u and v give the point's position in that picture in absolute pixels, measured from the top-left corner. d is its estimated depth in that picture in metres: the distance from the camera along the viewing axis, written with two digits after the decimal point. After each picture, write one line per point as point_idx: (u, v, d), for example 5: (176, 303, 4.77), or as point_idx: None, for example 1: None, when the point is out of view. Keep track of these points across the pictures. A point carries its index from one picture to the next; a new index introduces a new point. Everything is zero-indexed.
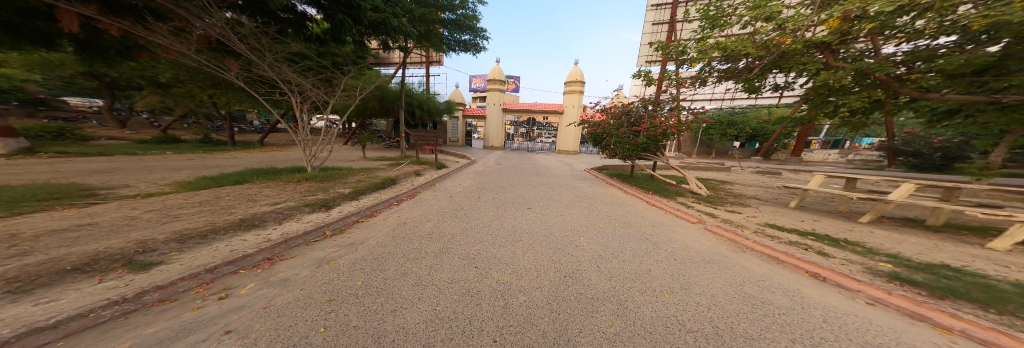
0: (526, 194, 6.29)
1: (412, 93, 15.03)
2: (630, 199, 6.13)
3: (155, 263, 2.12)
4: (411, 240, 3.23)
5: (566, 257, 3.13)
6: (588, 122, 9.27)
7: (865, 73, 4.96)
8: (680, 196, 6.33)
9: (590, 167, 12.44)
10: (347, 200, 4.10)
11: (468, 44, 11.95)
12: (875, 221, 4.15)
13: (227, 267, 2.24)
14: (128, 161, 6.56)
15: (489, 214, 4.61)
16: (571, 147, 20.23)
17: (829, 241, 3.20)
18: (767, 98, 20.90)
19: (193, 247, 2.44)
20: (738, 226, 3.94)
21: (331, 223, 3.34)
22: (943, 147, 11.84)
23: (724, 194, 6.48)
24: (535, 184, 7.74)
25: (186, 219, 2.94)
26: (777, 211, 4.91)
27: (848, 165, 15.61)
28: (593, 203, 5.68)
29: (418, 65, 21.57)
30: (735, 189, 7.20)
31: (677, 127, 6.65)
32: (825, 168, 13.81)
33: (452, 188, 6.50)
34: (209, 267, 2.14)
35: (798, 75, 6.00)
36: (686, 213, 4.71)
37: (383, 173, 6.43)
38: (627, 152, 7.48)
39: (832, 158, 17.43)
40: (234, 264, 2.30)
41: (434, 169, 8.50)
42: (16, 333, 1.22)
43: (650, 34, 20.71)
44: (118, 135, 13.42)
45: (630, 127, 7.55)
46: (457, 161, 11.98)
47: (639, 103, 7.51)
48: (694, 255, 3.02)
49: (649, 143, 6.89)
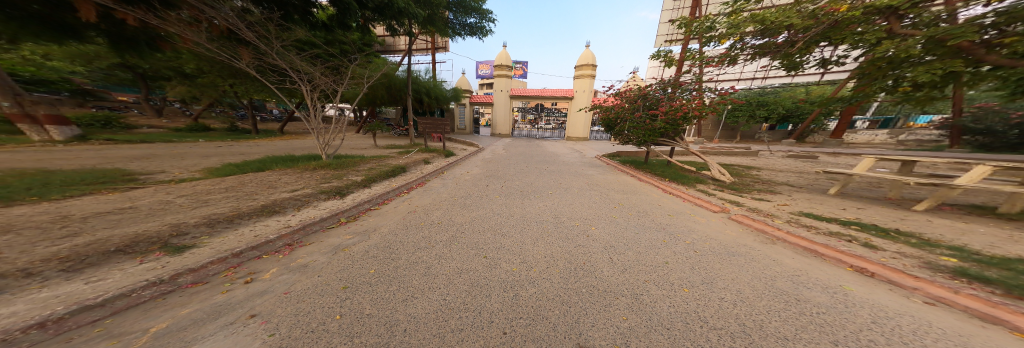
0: (535, 182, 6.16)
1: (420, 81, 15.00)
2: (646, 187, 5.83)
3: (188, 245, 2.22)
4: (422, 229, 3.24)
5: (578, 248, 3.03)
6: (600, 106, 8.81)
7: (939, 41, 4.29)
8: (700, 183, 5.94)
9: (603, 154, 12.00)
10: (360, 188, 4.18)
11: (474, 28, 11.61)
12: (932, 209, 3.66)
13: (252, 252, 2.29)
14: (163, 148, 7.10)
15: (498, 202, 4.56)
16: (583, 133, 19.60)
17: (876, 232, 2.87)
18: (804, 75, 18.93)
19: (221, 231, 2.55)
20: (767, 215, 3.62)
21: (346, 210, 3.39)
22: (1021, 123, 10.20)
23: (750, 181, 5.99)
24: (545, 172, 7.56)
25: (214, 204, 3.10)
26: (812, 199, 4.47)
27: (897, 146, 13.97)
28: (605, 191, 5.47)
29: (424, 51, 21.28)
30: (762, 175, 6.64)
31: (698, 111, 6.17)
32: (869, 150, 12.46)
33: (461, 176, 6.49)
34: (235, 252, 2.19)
35: (859, 53, 5.38)
36: (707, 201, 4.39)
37: (395, 161, 6.52)
38: (642, 138, 7.07)
39: (878, 139, 15.64)
40: (258, 249, 2.35)
41: (443, 157, 8.52)
42: (70, 310, 1.32)
43: (670, 11, 19.15)
44: (156, 124, 14.60)
45: (647, 111, 7.07)
46: (466, 149, 11.98)
47: (657, 87, 6.98)
48: (716, 247, 2.82)
49: (668, 128, 6.45)
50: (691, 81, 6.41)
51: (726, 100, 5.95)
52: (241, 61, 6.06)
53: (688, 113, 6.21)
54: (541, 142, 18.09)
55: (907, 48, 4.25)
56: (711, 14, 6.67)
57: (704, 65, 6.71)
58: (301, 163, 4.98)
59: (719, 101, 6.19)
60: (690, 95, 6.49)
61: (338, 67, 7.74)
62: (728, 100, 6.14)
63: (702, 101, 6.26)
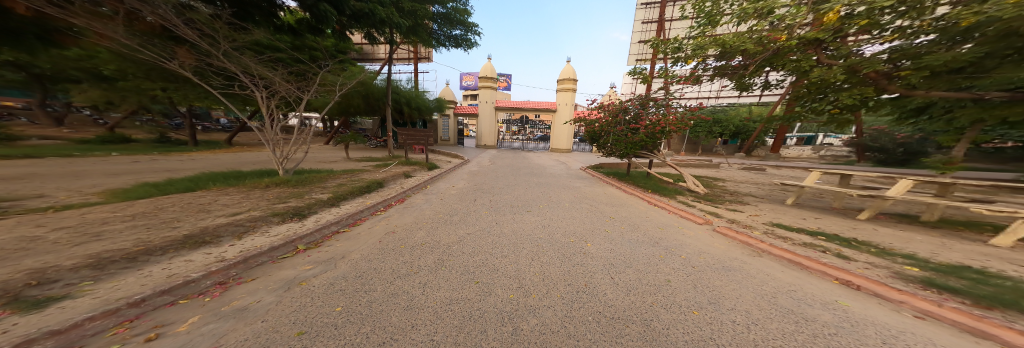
0: (524, 196, 5.96)
1: (400, 90, 14.24)
2: (631, 199, 5.94)
3: (48, 300, 1.23)
4: (402, 252, 2.80)
5: (577, 268, 2.85)
6: (584, 119, 9.04)
7: (855, 70, 4.98)
8: (679, 194, 6.23)
9: (585, 166, 12.32)
10: (325, 207, 3.43)
11: (458, 40, 11.45)
12: (873, 218, 4.15)
13: (162, 299, 1.40)
14: (56, 165, 5.61)
15: (487, 219, 4.26)
16: (563, 145, 20.13)
17: (840, 241, 3.12)
18: (749, 96, 21.68)
19: (118, 273, 1.53)
20: (747, 226, 3.79)
21: (303, 235, 2.57)
22: (905, 142, 12.67)
23: (722, 192, 6.43)
24: (533, 185, 7.43)
25: (51, 242, 1.85)
26: (776, 208, 4.87)
27: (820, 160, 16.50)
28: (594, 204, 5.45)
29: (405, 61, 20.64)
30: (731, 187, 7.21)
31: (672, 125, 6.59)
32: (803, 164, 14.48)
33: (446, 190, 6.06)
34: (134, 301, 1.30)
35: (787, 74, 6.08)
36: (691, 213, 4.55)
37: (369, 175, 5.89)
38: (624, 151, 7.34)
39: (807, 154, 18.36)
40: (171, 293, 1.46)
41: (424, 169, 8.00)
42: None
43: (639, 33, 21.05)
44: (53, 135, 11.83)
45: (628, 125, 7.38)
46: (449, 161, 11.48)
47: (635, 101, 7.37)
48: (713, 262, 2.82)
49: (647, 140, 6.78)
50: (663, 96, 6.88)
51: (699, 115, 6.43)
52: (177, 62, 5.14)
53: (665, 127, 6.56)
54: (525, 153, 18.16)
55: (834, 75, 4.77)
56: (680, 37, 7.31)
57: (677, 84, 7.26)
58: (254, 178, 4.23)
59: (690, 115, 6.71)
60: (663, 109, 6.93)
61: (303, 71, 7.00)
62: (697, 116, 6.68)
63: (676, 116, 6.69)
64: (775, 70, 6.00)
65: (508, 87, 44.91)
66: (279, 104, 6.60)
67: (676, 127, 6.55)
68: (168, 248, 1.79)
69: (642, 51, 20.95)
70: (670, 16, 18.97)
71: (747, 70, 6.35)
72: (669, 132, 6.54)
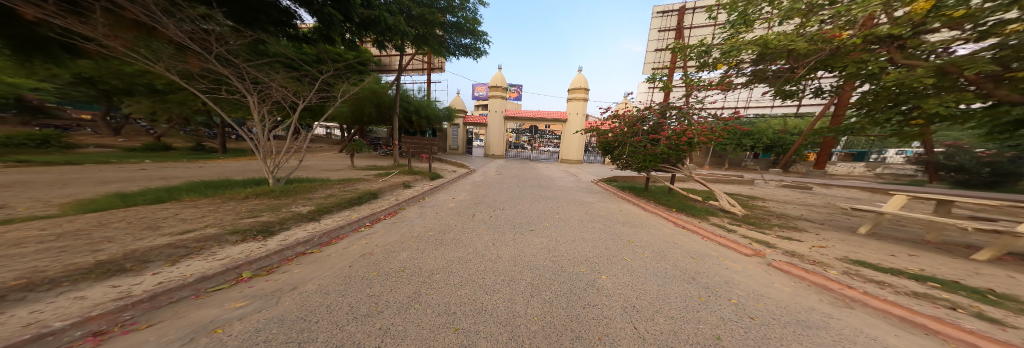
0: (528, 211, 5.44)
1: (412, 99, 14.46)
2: (653, 218, 5.16)
3: None
4: (371, 284, 2.33)
5: (589, 311, 2.20)
6: (596, 129, 8.36)
7: (947, 71, 4.03)
8: (712, 215, 5.32)
9: (599, 178, 11.51)
10: (301, 223, 3.09)
11: (468, 49, 11.42)
12: (997, 260, 3.08)
13: None
14: (80, 171, 5.83)
15: (483, 239, 3.73)
16: (575, 156, 19.33)
17: (965, 292, 2.23)
18: (782, 105, 19.83)
19: None
20: (814, 264, 2.90)
21: (257, 259, 2.21)
22: (992, 162, 10.49)
23: (764, 214, 5.45)
24: (541, 199, 6.82)
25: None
26: (846, 239, 3.87)
27: (874, 179, 14.38)
28: (607, 224, 4.76)
29: (420, 72, 21.18)
30: (772, 208, 6.15)
31: (703, 132, 5.68)
32: (856, 183, 12.62)
33: (445, 202, 5.67)
34: None
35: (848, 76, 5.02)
36: (732, 241, 3.70)
37: (365, 185, 5.60)
38: (643, 163, 6.58)
39: (857, 171, 16.14)
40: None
41: (427, 180, 7.69)
42: None
43: (655, 41, 20.04)
44: (106, 143, 13.00)
45: (647, 135, 6.64)
46: (455, 171, 11.16)
47: (655, 109, 6.63)
48: (779, 313, 2.03)
49: (671, 151, 5.96)
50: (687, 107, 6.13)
51: (744, 117, 5.39)
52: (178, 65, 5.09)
53: (695, 135, 5.61)
54: (535, 164, 17.61)
55: (920, 78, 3.87)
56: (705, 38, 6.63)
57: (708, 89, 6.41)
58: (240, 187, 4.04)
59: (724, 122, 5.79)
60: (690, 118, 6.17)
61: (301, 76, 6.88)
62: (737, 123, 5.73)
63: (705, 123, 5.81)
64: (828, 73, 5.12)
65: (522, 98, 45.05)
66: (272, 109, 6.53)
67: (706, 137, 5.64)
68: (62, 281, 1.47)
69: (659, 58, 20.12)
70: (690, 22, 18.14)
71: (795, 79, 5.56)
72: (699, 144, 5.67)
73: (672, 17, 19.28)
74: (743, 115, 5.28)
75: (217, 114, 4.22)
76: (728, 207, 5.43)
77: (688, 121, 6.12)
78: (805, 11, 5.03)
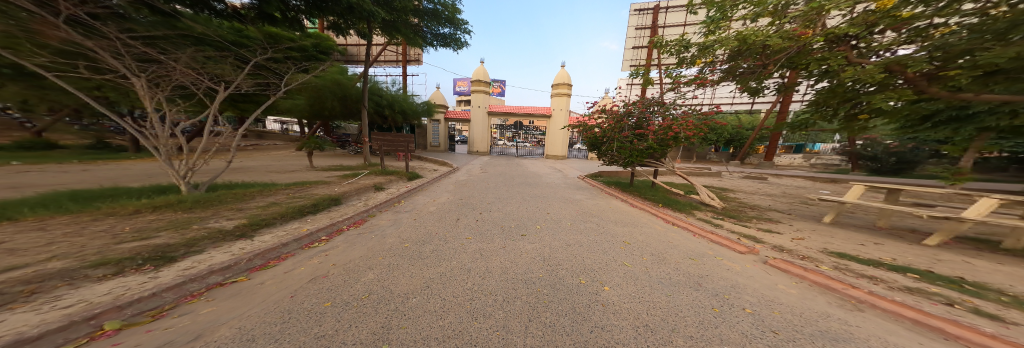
0: (517, 213, 5.01)
1: (382, 91, 13.15)
2: (643, 216, 5.05)
3: None
4: (322, 318, 1.73)
5: (601, 332, 1.86)
6: (582, 124, 8.24)
7: (891, 70, 4.37)
8: (696, 209, 5.43)
9: (583, 174, 11.58)
10: (224, 242, 2.32)
11: (447, 39, 10.61)
12: (945, 244, 3.38)
13: None
14: None
15: (469, 249, 3.24)
16: (558, 151, 19.48)
17: (945, 282, 2.29)
18: (740, 103, 21.87)
19: None
20: (805, 258, 2.88)
21: (145, 299, 1.51)
22: (898, 152, 12.33)
23: (740, 206, 5.71)
24: (529, 198, 6.45)
25: None
26: (819, 229, 4.06)
27: (812, 169, 16.45)
28: (600, 225, 4.53)
29: (393, 62, 19.58)
30: (745, 199, 6.53)
31: (686, 126, 5.75)
32: (799, 173, 14.30)
33: (424, 206, 5.03)
34: None
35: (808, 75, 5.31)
36: (723, 237, 3.65)
37: (325, 188, 4.74)
38: (629, 159, 6.56)
39: (798, 162, 18.34)
40: None
41: (402, 179, 6.92)
42: None
43: (632, 39, 20.97)
44: None
45: (633, 131, 6.63)
46: (434, 168, 10.37)
47: (642, 105, 6.67)
48: (797, 323, 1.86)
49: (658, 146, 5.99)
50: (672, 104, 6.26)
51: (723, 112, 5.55)
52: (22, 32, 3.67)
53: (680, 130, 5.70)
54: (518, 160, 17.32)
55: (871, 74, 4.05)
56: (687, 34, 6.80)
57: (690, 84, 6.55)
58: (133, 198, 3.07)
59: (704, 117, 5.92)
60: (674, 114, 6.30)
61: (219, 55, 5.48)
62: (715, 118, 5.90)
63: (688, 118, 5.90)
64: (790, 71, 5.37)
65: (504, 94, 44.46)
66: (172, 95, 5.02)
67: (689, 131, 5.72)
68: None
69: (636, 56, 21.04)
70: (663, 22, 19.23)
71: (762, 76, 5.84)
72: (684, 139, 5.75)
73: (647, 16, 20.11)
74: (722, 109, 5.42)
75: (77, 97, 3.12)
76: (710, 201, 5.59)
77: (670, 116, 6.26)
78: (772, 11, 5.27)
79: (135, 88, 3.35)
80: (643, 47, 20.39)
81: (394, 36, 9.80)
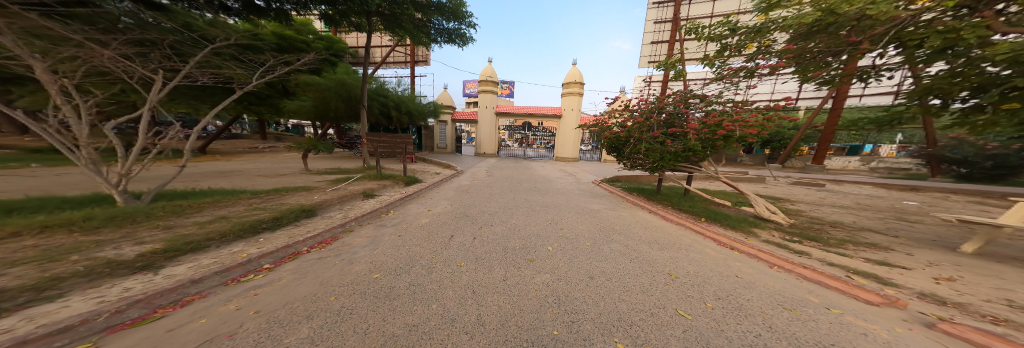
0: (524, 229, 4.20)
1: (388, 92, 12.80)
2: (683, 234, 3.96)
3: None
4: None
5: None
6: (601, 123, 7.14)
7: None
8: (754, 225, 4.21)
9: (599, 178, 10.43)
10: (88, 291, 1.58)
11: (452, 34, 10.23)
12: None
13: None
14: None
15: (456, 289, 2.37)
16: (571, 153, 18.39)
17: None
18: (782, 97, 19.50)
19: None
20: (1003, 322, 1.71)
21: None
22: (997, 155, 10.04)
23: (813, 222, 4.42)
24: (538, 208, 5.58)
25: None
26: (965, 262, 2.78)
27: (874, 174, 14.08)
28: (629, 249, 3.53)
29: (401, 64, 19.46)
30: (813, 213, 5.17)
31: (744, 123, 4.51)
32: (859, 179, 12.18)
33: (415, 218, 4.35)
34: None
35: (895, 55, 4.06)
36: (819, 273, 2.53)
37: (299, 196, 4.08)
38: (659, 163, 5.43)
39: (853, 165, 15.89)
40: None
41: (398, 186, 6.25)
42: None
43: (651, 33, 19.57)
44: (6, 143, 10.61)
45: (665, 129, 5.50)
46: (437, 173, 9.71)
47: (675, 99, 5.55)
48: None
49: (703, 148, 4.76)
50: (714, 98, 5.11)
51: (792, 104, 4.24)
52: None
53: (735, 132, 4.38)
54: (529, 163, 16.42)
55: None
56: (734, 13, 5.59)
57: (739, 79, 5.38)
58: (48, 215, 2.50)
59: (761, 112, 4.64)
60: (718, 108, 5.12)
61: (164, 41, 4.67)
62: (778, 113, 4.62)
63: (742, 113, 4.66)
64: (885, 52, 4.02)
65: (513, 95, 43.82)
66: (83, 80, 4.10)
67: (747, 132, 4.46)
68: None
69: (655, 51, 19.59)
70: (686, 14, 17.77)
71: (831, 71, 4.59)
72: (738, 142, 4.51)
73: (668, 8, 18.65)
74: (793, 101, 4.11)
75: None
76: (768, 215, 4.41)
77: (713, 109, 5.09)
78: None
79: (41, 73, 2.90)
80: (663, 42, 18.95)
81: (404, 36, 10.37)
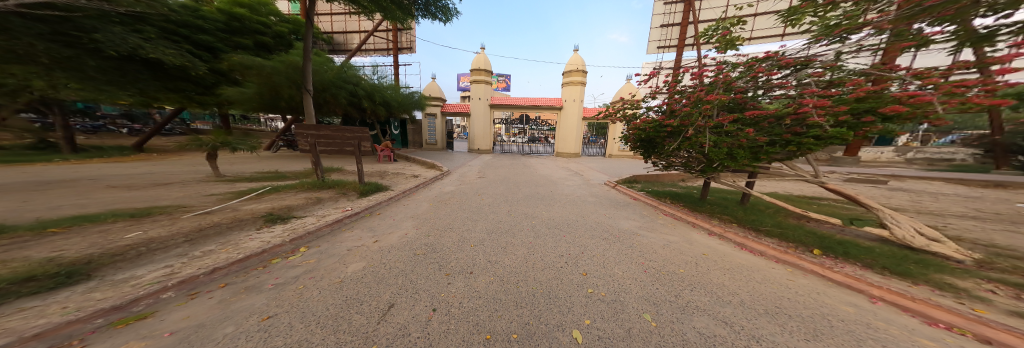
0: (519, 290, 2.37)
1: (360, 79, 10.82)
2: (817, 296, 2.10)
3: None
4: None
5: None
6: (623, 109, 5.34)
7: None
8: (929, 265, 2.44)
9: (612, 177, 8.71)
10: None
11: (432, 4, 8.43)
12: None
13: None
14: None
15: None
16: (573, 148, 16.67)
17: None
18: None
19: None
20: None
21: None
22: None
23: (1007, 256, 2.69)
24: (544, 233, 3.79)
25: None
26: None
27: (917, 166, 12.46)
28: (736, 340, 1.71)
29: (383, 52, 17.36)
30: (958, 231, 3.48)
31: (920, 80, 2.33)
32: (907, 172, 10.59)
33: (337, 266, 2.51)
34: None
35: None
36: None
37: (105, 232, 2.14)
38: (721, 163, 3.56)
39: (887, 156, 14.32)
40: None
41: (348, 198, 4.41)
42: None
43: (661, 15, 17.79)
44: None
45: (742, 113, 3.52)
46: (417, 175, 7.87)
47: (737, 75, 3.66)
48: None
49: (848, 136, 2.56)
50: (801, 73, 3.17)
51: (1006, 64, 2.10)
52: None
53: (918, 104, 2.16)
54: (527, 160, 14.60)
55: None
56: None
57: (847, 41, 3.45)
58: None
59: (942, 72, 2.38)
60: (815, 85, 3.11)
61: None
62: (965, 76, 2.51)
63: (891, 74, 2.59)
64: None
65: (509, 88, 41.40)
66: None
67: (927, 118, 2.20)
68: None
69: (665, 36, 17.84)
70: None
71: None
72: (864, 136, 2.52)
73: None
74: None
75: None
76: (921, 245, 2.72)
77: (799, 88, 3.19)
78: None
79: None
80: (674, 24, 17.23)
81: (373, 9, 8.39)
